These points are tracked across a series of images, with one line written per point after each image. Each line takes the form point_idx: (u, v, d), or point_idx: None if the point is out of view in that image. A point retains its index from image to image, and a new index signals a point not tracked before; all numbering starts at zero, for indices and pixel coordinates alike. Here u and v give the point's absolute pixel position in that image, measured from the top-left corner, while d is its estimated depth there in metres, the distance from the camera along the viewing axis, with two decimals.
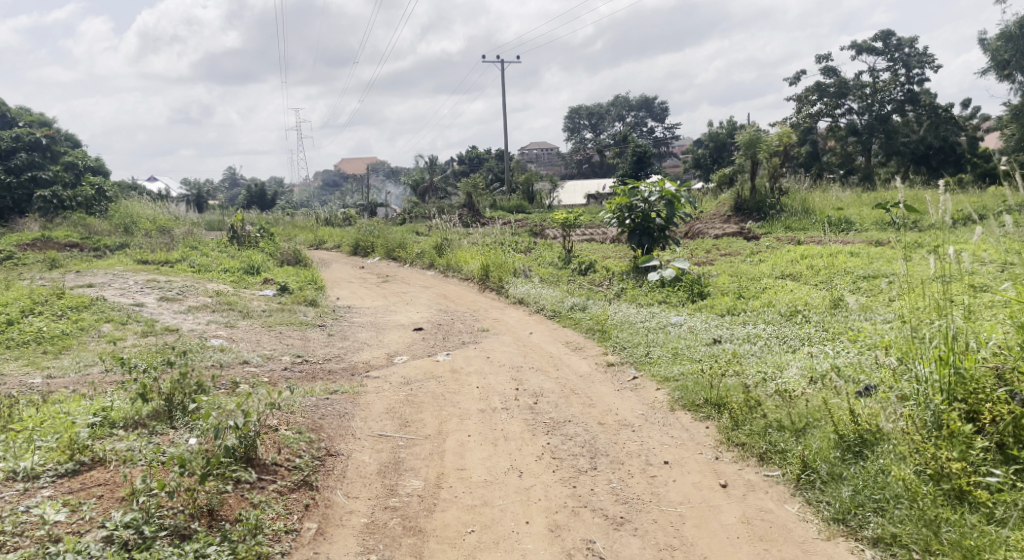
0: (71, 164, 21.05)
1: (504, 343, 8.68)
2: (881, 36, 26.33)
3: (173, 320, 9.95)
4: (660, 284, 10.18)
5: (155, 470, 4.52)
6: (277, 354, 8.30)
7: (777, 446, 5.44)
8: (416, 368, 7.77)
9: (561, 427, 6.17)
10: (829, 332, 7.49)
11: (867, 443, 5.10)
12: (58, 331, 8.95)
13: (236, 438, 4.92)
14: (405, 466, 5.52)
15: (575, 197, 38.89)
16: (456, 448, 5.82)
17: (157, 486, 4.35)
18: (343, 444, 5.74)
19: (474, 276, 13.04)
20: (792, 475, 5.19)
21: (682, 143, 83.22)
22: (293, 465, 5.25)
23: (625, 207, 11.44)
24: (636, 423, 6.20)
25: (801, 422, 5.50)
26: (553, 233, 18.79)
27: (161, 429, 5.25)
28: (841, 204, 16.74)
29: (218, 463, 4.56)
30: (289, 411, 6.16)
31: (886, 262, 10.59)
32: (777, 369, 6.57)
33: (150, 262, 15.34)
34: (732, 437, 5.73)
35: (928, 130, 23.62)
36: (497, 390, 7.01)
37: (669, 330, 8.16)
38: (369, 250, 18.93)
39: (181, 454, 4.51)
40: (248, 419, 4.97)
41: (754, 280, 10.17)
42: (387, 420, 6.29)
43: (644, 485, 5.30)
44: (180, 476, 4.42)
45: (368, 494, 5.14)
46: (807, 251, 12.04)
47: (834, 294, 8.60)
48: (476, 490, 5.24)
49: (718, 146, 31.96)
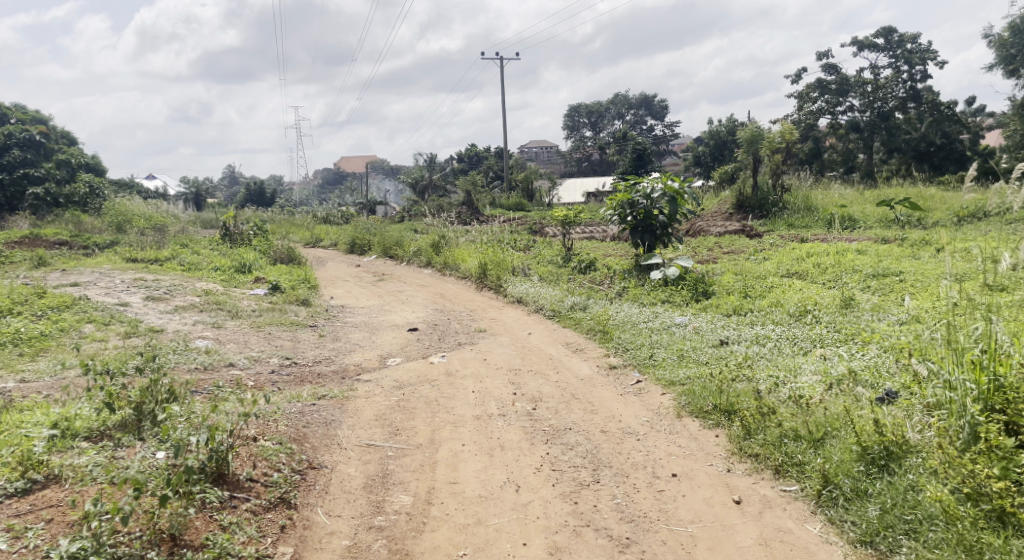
0: (65, 161, 20.53)
1: (501, 344, 8.28)
2: (883, 32, 25.92)
3: (158, 320, 9.55)
4: (663, 283, 9.75)
5: (107, 492, 4.10)
6: (265, 357, 7.90)
7: (794, 458, 5.05)
8: (409, 371, 7.36)
9: (562, 436, 5.77)
10: (841, 333, 7.09)
11: (893, 456, 4.71)
12: (37, 333, 8.53)
13: (201, 456, 4.51)
14: (393, 479, 5.12)
15: (574, 196, 38.54)
16: (449, 459, 5.42)
17: (109, 510, 3.92)
18: (327, 456, 5.34)
19: (472, 275, 12.63)
20: (812, 491, 4.80)
21: (682, 142, 82.93)
22: (269, 480, 4.84)
23: (626, 204, 11.00)
24: (641, 431, 5.81)
25: (819, 432, 5.11)
26: (553, 231, 18.40)
27: (126, 441, 4.85)
28: (844, 201, 16.35)
29: (180, 483, 4.15)
30: (270, 420, 5.76)
31: (894, 260, 10.19)
32: (790, 373, 6.16)
33: (139, 259, 14.90)
34: (745, 447, 5.33)
35: (930, 127, 23.32)
36: (494, 395, 6.61)
37: (673, 331, 7.77)
38: (364, 249, 18.51)
39: (136, 476, 4.08)
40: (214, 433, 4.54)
41: (759, 278, 9.76)
42: (376, 428, 5.88)
43: (651, 502, 4.90)
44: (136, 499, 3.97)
45: (352, 511, 4.74)
46: (811, 248, 11.66)
47: (845, 294, 8.20)
48: (470, 507, 4.85)
49: (718, 144, 31.58)
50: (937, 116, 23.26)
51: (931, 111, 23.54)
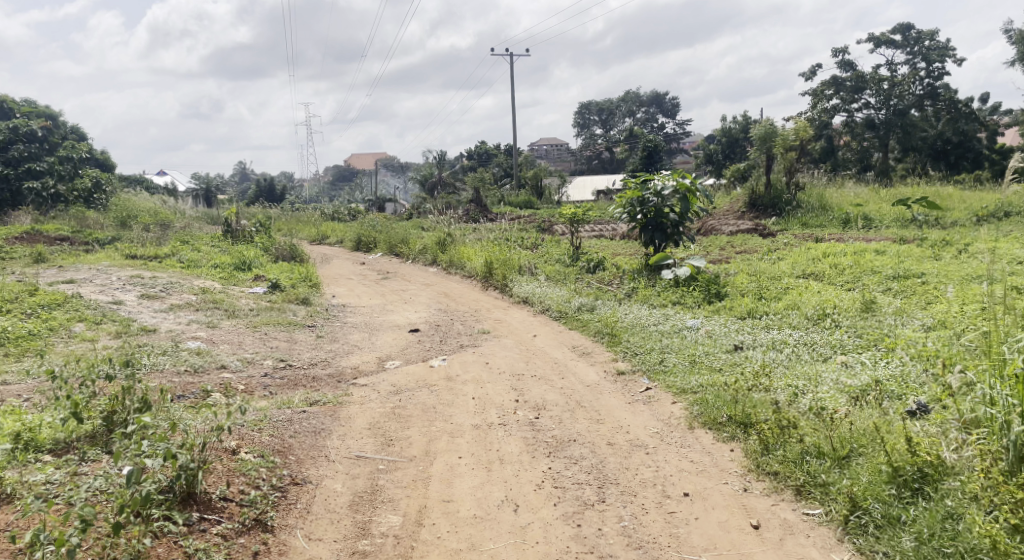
0: (67, 156, 19.88)
1: (505, 347, 7.88)
2: (900, 28, 25.31)
3: (151, 319, 9.17)
4: (674, 283, 9.35)
5: (54, 521, 3.74)
6: (258, 358, 7.53)
7: (817, 478, 4.65)
8: (408, 376, 6.98)
9: (565, 448, 5.38)
10: (863, 339, 6.67)
11: (928, 478, 4.31)
12: (24, 331, 8.16)
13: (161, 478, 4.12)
14: (383, 496, 4.75)
15: (584, 193, 38.05)
16: (445, 473, 5.04)
17: (53, 540, 3.56)
18: (312, 470, 4.97)
19: (477, 274, 12.22)
20: (839, 516, 4.42)
21: (693, 139, 82.13)
22: (246, 499, 4.48)
23: (636, 202, 10.57)
24: (650, 443, 5.41)
25: (844, 448, 4.71)
26: (562, 229, 18.00)
27: (92, 455, 4.49)
28: (860, 200, 15.91)
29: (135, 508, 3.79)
30: (254, 428, 5.37)
31: (916, 261, 9.75)
32: (811, 382, 5.74)
33: (138, 257, 14.55)
34: (763, 464, 4.92)
35: (947, 125, 23.00)
36: (495, 403, 6.21)
37: (684, 334, 7.36)
38: (370, 246, 18.14)
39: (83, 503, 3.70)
40: (172, 451, 4.15)
41: (774, 279, 9.34)
42: (368, 438, 5.50)
43: (661, 525, 4.52)
44: (83, 531, 3.61)
45: (335, 534, 4.38)
46: (829, 248, 11.22)
47: (866, 296, 7.76)
48: (463, 529, 4.48)
49: (730, 142, 31.08)
50: (954, 114, 23.09)
51: (948, 108, 23.25)
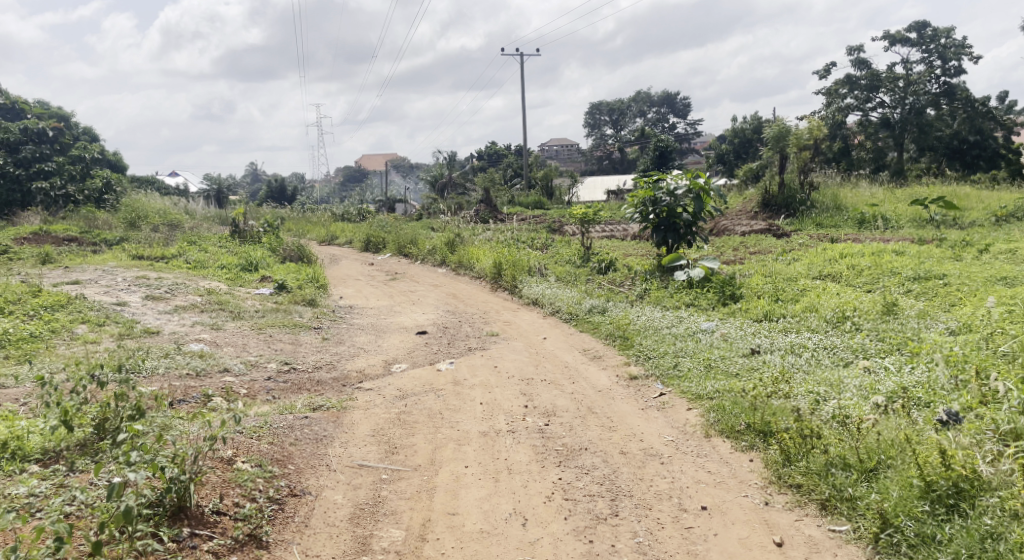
0: (78, 157, 19.80)
1: (513, 350, 7.64)
2: (915, 26, 25.00)
3: (155, 321, 8.99)
4: (688, 285, 9.11)
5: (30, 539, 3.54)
6: (262, 361, 7.33)
7: (844, 492, 4.40)
8: (414, 379, 6.75)
9: (576, 457, 5.14)
10: (886, 343, 6.39)
11: (964, 494, 4.05)
12: (26, 333, 8.01)
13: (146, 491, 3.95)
14: (385, 509, 4.53)
15: (595, 193, 37.75)
16: (451, 483, 4.81)
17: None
18: (312, 480, 4.76)
19: (486, 275, 12.00)
20: (868, 534, 4.18)
21: (703, 140, 81.67)
22: (240, 513, 4.27)
23: (648, 201, 10.31)
24: (665, 453, 5.17)
25: (871, 460, 4.46)
26: (572, 229, 17.77)
27: (80, 465, 4.30)
28: (875, 200, 15.60)
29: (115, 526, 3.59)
30: (253, 436, 5.15)
31: (937, 263, 9.44)
32: (832, 389, 5.48)
33: (145, 257, 14.40)
34: (785, 476, 4.68)
35: (963, 123, 22.62)
36: (503, 409, 5.98)
37: (698, 338, 7.09)
38: (380, 246, 17.95)
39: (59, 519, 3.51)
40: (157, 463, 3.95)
41: (791, 280, 9.07)
42: (372, 446, 5.28)
43: (678, 541, 4.28)
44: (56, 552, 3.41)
45: (335, 550, 4.18)
46: (847, 248, 10.92)
47: (887, 297, 7.46)
48: (469, 545, 4.26)
49: (742, 142, 30.74)
50: (970, 113, 22.69)
51: (965, 107, 22.84)
